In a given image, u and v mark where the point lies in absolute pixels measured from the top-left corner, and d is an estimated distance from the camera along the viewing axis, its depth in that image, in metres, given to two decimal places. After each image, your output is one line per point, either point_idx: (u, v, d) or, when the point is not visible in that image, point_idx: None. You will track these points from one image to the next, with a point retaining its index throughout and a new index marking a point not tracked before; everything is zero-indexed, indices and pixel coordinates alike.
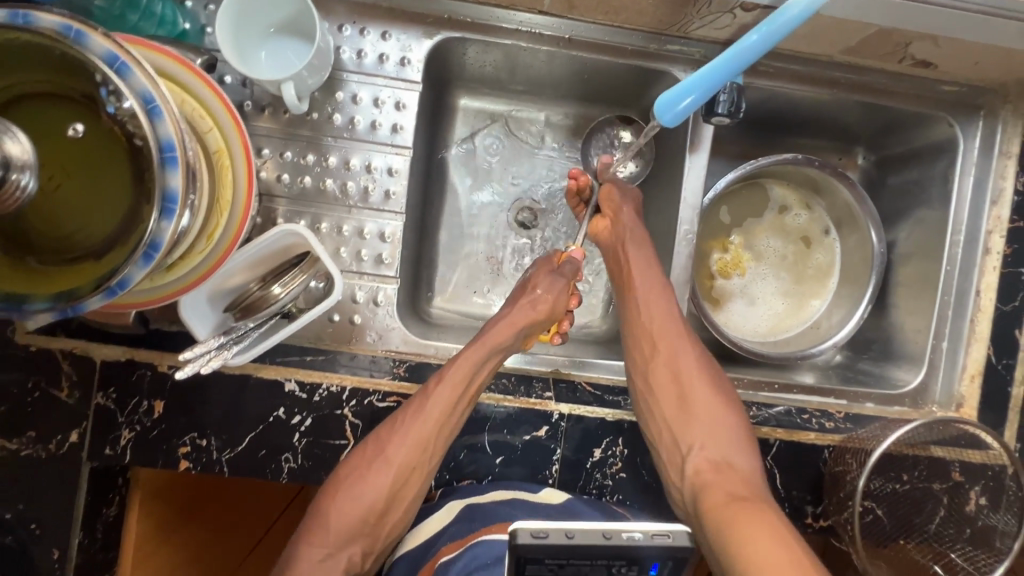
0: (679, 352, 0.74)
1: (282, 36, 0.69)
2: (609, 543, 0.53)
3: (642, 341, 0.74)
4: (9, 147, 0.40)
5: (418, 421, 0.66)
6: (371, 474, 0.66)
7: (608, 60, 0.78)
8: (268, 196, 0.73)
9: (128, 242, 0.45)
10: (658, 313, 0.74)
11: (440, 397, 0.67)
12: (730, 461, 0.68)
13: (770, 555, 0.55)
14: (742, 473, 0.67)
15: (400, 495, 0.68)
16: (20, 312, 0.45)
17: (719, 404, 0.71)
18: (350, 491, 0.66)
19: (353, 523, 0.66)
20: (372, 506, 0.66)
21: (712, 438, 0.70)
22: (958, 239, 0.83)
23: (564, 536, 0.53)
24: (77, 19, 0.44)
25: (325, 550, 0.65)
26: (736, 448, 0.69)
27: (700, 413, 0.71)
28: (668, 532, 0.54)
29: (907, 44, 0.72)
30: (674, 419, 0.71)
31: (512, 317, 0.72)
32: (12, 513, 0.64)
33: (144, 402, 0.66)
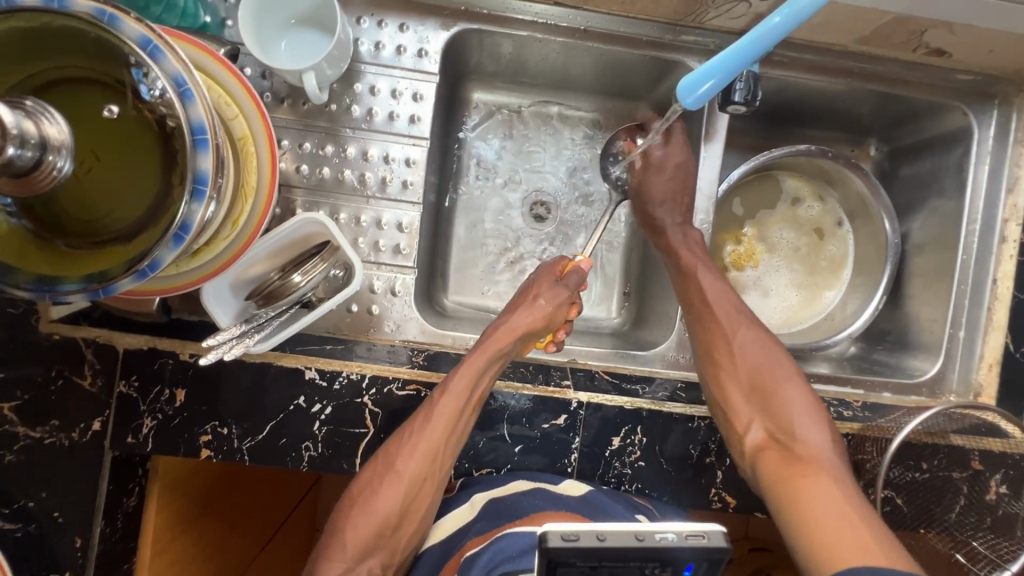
0: (738, 327, 0.75)
1: (302, 27, 0.70)
2: (642, 545, 0.49)
3: (700, 315, 0.76)
4: (47, 129, 0.41)
5: (426, 430, 0.66)
6: (383, 486, 0.65)
7: (622, 51, 0.78)
8: (286, 187, 0.73)
9: (160, 222, 0.46)
10: (716, 287, 0.77)
11: (444, 409, 0.66)
12: (794, 435, 0.68)
13: (834, 517, 0.58)
14: (805, 445, 0.67)
15: (413, 509, 0.67)
16: (52, 293, 0.45)
17: (781, 379, 0.72)
18: (368, 500, 0.65)
19: (371, 535, 0.65)
20: (389, 512, 0.65)
21: (774, 414, 0.71)
22: (974, 227, 0.83)
23: (595, 539, 0.50)
24: (112, 5, 0.45)
25: (344, 564, 0.63)
26: (802, 422, 0.69)
27: (761, 389, 0.72)
28: (703, 532, 0.51)
29: (923, 32, 0.72)
30: (734, 394, 0.72)
31: (512, 323, 0.72)
32: (35, 501, 0.64)
33: (166, 390, 0.67)
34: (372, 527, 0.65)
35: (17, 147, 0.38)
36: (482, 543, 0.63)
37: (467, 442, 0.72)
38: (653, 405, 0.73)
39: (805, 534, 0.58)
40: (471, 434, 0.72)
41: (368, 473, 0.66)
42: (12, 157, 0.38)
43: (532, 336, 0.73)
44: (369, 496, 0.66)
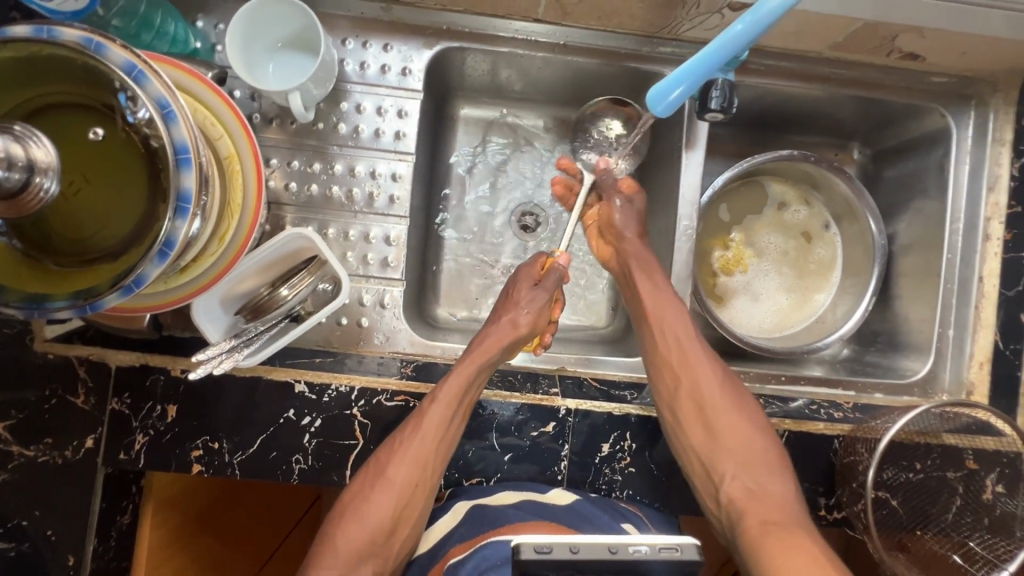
0: (700, 377, 0.74)
1: (289, 50, 0.72)
2: (615, 558, 0.51)
3: (662, 369, 0.75)
4: (35, 153, 0.42)
5: (415, 438, 0.66)
6: (374, 493, 0.66)
7: (603, 63, 0.80)
8: (276, 205, 0.75)
9: (145, 240, 0.47)
10: (676, 338, 0.75)
11: (433, 418, 0.67)
12: (763, 487, 0.68)
13: (804, 574, 0.57)
14: (775, 500, 0.66)
15: (406, 514, 0.67)
16: (41, 311, 0.46)
17: (747, 428, 0.71)
18: (356, 512, 0.66)
19: (363, 543, 0.65)
20: (381, 519, 0.66)
21: (743, 466, 0.69)
22: (957, 227, 0.84)
23: (569, 552, 0.51)
24: (97, 33, 0.47)
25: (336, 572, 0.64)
26: (770, 474, 0.69)
27: (729, 441, 0.71)
28: (678, 546, 0.52)
29: (894, 37, 0.74)
30: (702, 447, 0.71)
31: (490, 337, 0.73)
32: (28, 520, 0.65)
33: (157, 406, 0.68)
34: (367, 530, 0.65)
35: None
36: (467, 549, 0.67)
37: (456, 451, 0.73)
38: (642, 410, 0.74)
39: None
40: (460, 443, 0.73)
41: (361, 476, 0.67)
42: None
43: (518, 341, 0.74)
44: (362, 501, 0.66)
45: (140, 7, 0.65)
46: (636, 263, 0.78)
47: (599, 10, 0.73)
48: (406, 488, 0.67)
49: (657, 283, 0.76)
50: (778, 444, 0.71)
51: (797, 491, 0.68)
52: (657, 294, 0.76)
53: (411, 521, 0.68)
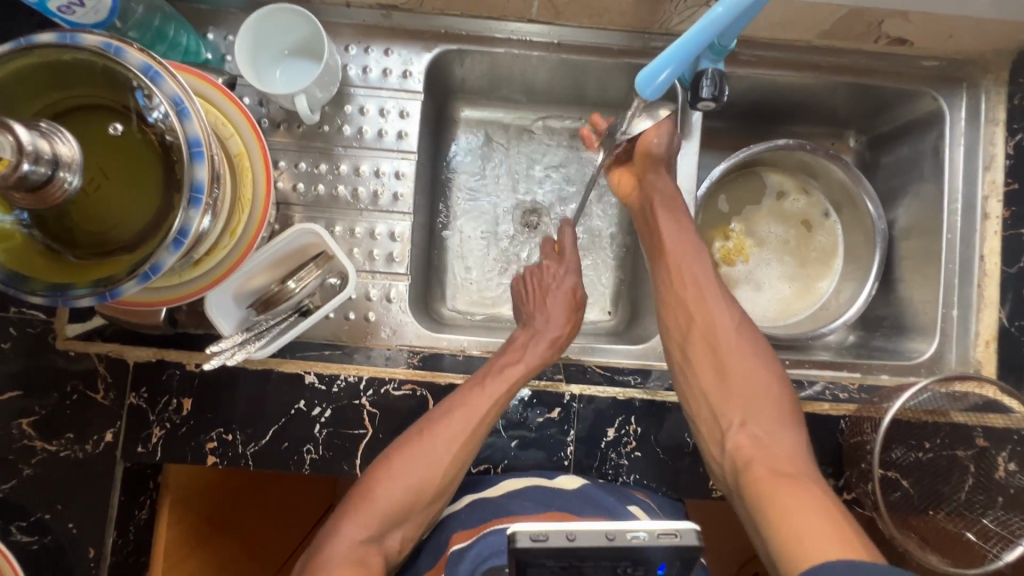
0: (718, 323, 0.73)
1: (294, 57, 0.75)
2: (613, 545, 0.50)
3: (677, 312, 0.75)
4: (60, 149, 0.45)
5: (468, 407, 0.68)
6: (414, 458, 0.66)
7: (597, 60, 0.82)
8: (285, 205, 0.78)
9: (160, 231, 0.50)
10: (694, 282, 0.75)
11: (495, 386, 0.70)
12: (772, 438, 0.67)
13: (814, 519, 0.56)
14: (783, 449, 0.66)
15: (445, 485, 0.68)
16: (64, 299, 0.49)
17: (761, 377, 0.71)
18: (395, 471, 0.66)
19: (398, 507, 0.65)
20: (423, 484, 0.66)
21: (754, 414, 0.69)
22: (956, 207, 0.84)
23: (565, 539, 0.50)
24: (116, 37, 0.50)
25: (366, 532, 0.64)
26: (779, 427, 0.68)
27: (742, 390, 0.70)
28: (676, 531, 0.51)
29: (880, 23, 0.76)
30: (712, 392, 0.71)
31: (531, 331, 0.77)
32: (51, 513, 0.67)
33: (173, 400, 0.70)
34: (406, 493, 0.65)
35: (32, 163, 0.43)
36: (469, 538, 0.67)
37: None
38: (644, 394, 0.75)
39: (783, 538, 0.56)
40: None
41: (401, 442, 0.68)
42: (27, 172, 0.43)
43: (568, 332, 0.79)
44: (400, 465, 0.66)
45: (155, 20, 0.69)
46: (664, 196, 0.78)
47: (591, 8, 0.76)
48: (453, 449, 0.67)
49: (681, 227, 0.76)
50: (791, 397, 0.71)
51: (804, 445, 0.68)
52: (680, 241, 0.76)
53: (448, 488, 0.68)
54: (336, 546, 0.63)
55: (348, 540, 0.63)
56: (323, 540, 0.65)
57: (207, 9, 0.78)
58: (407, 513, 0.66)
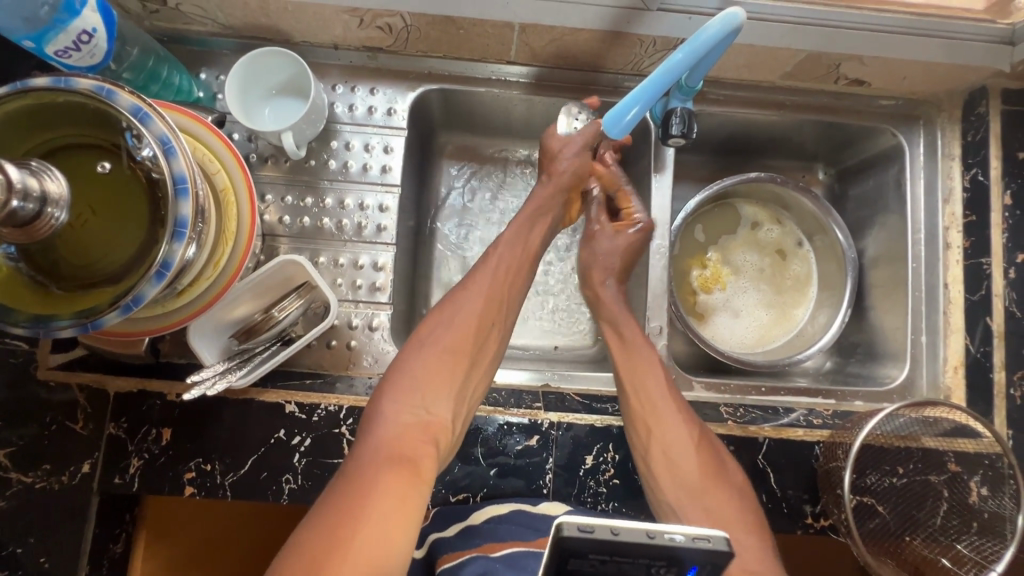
0: (671, 430, 0.72)
1: (282, 95, 0.79)
2: (652, 543, 0.48)
3: (635, 425, 0.73)
4: (49, 186, 0.47)
5: (484, 284, 0.76)
6: (450, 329, 0.72)
7: (573, 99, 0.87)
8: (271, 236, 0.80)
9: (145, 264, 0.52)
10: (646, 394, 0.75)
11: (507, 254, 0.79)
12: (741, 545, 0.65)
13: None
14: (753, 555, 0.65)
15: (483, 346, 0.74)
16: (46, 330, 0.50)
17: (718, 477, 0.70)
18: (435, 344, 0.71)
19: (441, 373, 0.69)
20: (458, 348, 0.71)
21: (718, 522, 0.68)
22: (919, 238, 0.87)
23: (610, 533, 0.49)
24: (108, 81, 0.52)
25: (412, 405, 0.67)
26: (745, 530, 0.67)
27: (702, 495, 0.70)
28: (709, 536, 0.50)
29: (838, 65, 0.81)
30: (679, 499, 0.70)
31: (541, 195, 0.83)
32: (22, 547, 0.66)
33: (153, 430, 0.70)
34: (444, 360, 0.70)
35: (21, 200, 0.45)
36: (456, 560, 0.70)
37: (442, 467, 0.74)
38: (623, 422, 0.75)
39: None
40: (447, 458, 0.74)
41: (430, 320, 0.74)
42: (15, 208, 0.45)
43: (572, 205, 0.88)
44: (437, 338, 0.72)
45: (149, 62, 0.72)
46: (607, 313, 0.84)
47: (566, 51, 0.80)
48: (483, 315, 0.75)
49: (626, 336, 0.80)
50: (750, 496, 0.71)
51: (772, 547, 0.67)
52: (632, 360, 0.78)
53: (490, 354, 0.74)
54: (387, 421, 0.65)
55: (397, 417, 0.65)
56: (362, 427, 0.65)
57: (201, 51, 0.81)
58: (456, 385, 0.70)
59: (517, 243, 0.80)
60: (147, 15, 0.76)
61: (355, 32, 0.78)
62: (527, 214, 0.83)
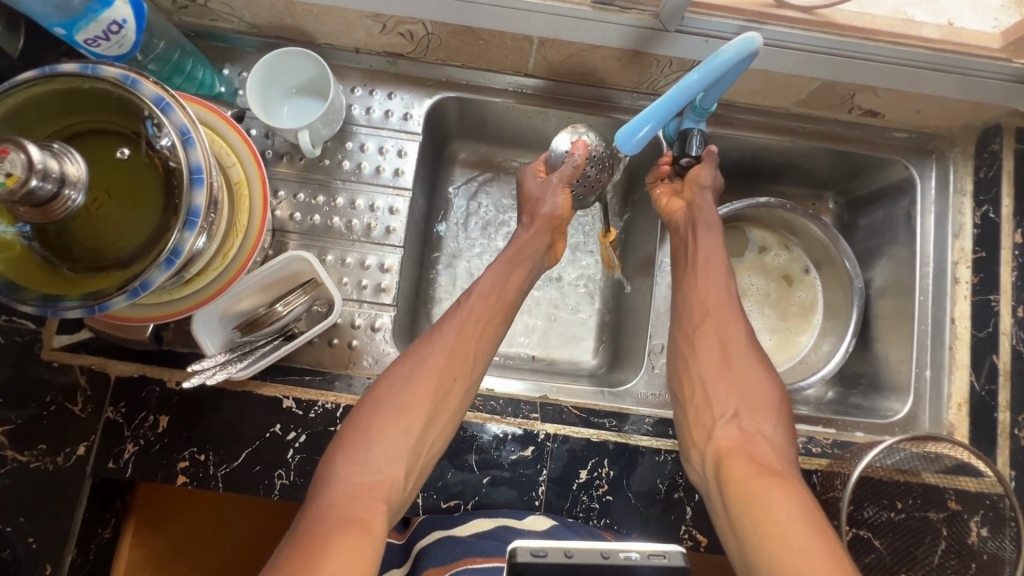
0: (728, 325, 0.75)
1: (302, 95, 0.80)
2: (607, 563, 0.50)
3: (694, 307, 0.77)
4: (68, 168, 0.48)
5: (450, 334, 0.73)
6: (411, 387, 0.68)
7: (588, 114, 0.87)
8: (281, 232, 0.81)
9: (154, 250, 0.53)
10: (711, 284, 0.78)
11: (479, 309, 0.76)
12: (759, 432, 0.67)
13: (788, 514, 0.57)
14: (770, 446, 0.65)
15: (444, 402, 0.69)
16: (53, 309, 0.51)
17: (760, 375, 0.71)
18: (391, 401, 0.67)
19: (396, 439, 0.65)
20: (417, 411, 0.67)
21: (746, 408, 0.69)
22: (928, 271, 0.87)
23: (564, 555, 0.51)
24: (134, 70, 0.54)
25: (363, 464, 0.63)
26: (772, 421, 0.68)
27: (738, 382, 0.71)
28: (664, 553, 0.52)
29: (852, 95, 0.82)
30: (710, 378, 0.72)
31: (520, 240, 0.83)
32: (12, 526, 0.66)
33: (150, 416, 0.70)
34: (399, 421, 0.66)
35: (40, 180, 0.46)
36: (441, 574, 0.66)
37: (436, 472, 0.73)
38: (619, 437, 0.75)
39: (764, 537, 0.56)
40: (441, 464, 0.73)
41: (388, 375, 0.70)
42: (34, 187, 0.45)
43: (556, 245, 0.87)
44: (393, 396, 0.68)
45: (174, 55, 0.74)
46: (700, 217, 0.80)
47: (583, 66, 0.81)
48: (444, 369, 0.70)
49: (716, 240, 0.80)
50: (786, 405, 0.70)
51: (793, 448, 0.67)
52: (710, 254, 0.79)
53: (454, 401, 0.70)
54: (338, 484, 0.61)
55: (348, 481, 0.62)
56: (313, 490, 0.62)
57: (225, 47, 0.83)
58: (410, 445, 0.66)
59: (491, 291, 0.78)
60: (176, 10, 0.78)
61: (377, 38, 0.80)
62: (506, 258, 0.81)
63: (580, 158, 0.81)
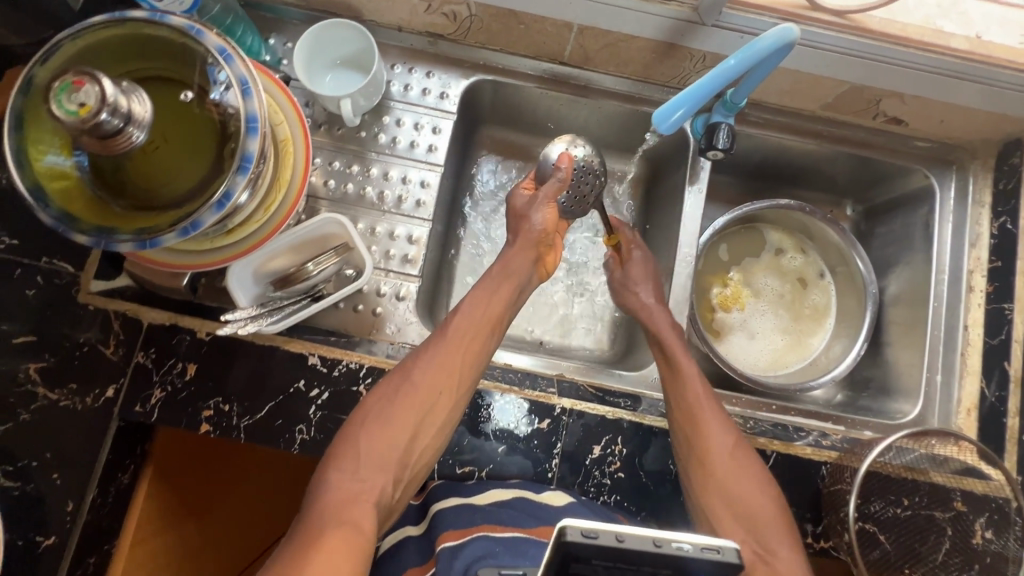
0: (715, 432, 0.72)
1: (345, 67, 0.83)
2: (660, 552, 0.48)
3: (679, 427, 0.73)
4: (135, 107, 0.50)
5: (441, 351, 0.70)
6: (400, 402, 0.67)
7: (618, 104, 0.90)
8: (313, 198, 0.83)
9: (207, 193, 0.55)
10: (690, 397, 0.74)
11: (472, 329, 0.73)
12: (771, 550, 0.66)
13: None
14: (783, 560, 0.65)
15: (433, 416, 0.68)
16: (106, 242, 0.54)
17: (756, 485, 0.69)
18: (380, 419, 0.66)
19: (385, 448, 0.65)
20: (407, 423, 0.66)
21: (750, 529, 0.68)
22: (943, 278, 0.89)
23: (615, 540, 0.48)
24: (198, 21, 0.56)
25: (354, 474, 0.63)
26: (780, 538, 0.66)
27: (737, 498, 0.69)
28: (719, 547, 0.50)
29: (878, 101, 0.84)
30: (714, 509, 0.69)
31: (508, 256, 0.81)
32: (38, 462, 0.66)
33: (179, 364, 0.72)
34: (388, 434, 0.66)
35: (109, 113, 0.47)
36: (460, 537, 0.67)
37: (452, 438, 0.75)
38: (633, 417, 0.76)
39: None
40: (458, 430, 0.75)
41: (381, 386, 0.69)
42: (102, 121, 0.47)
43: (544, 258, 0.85)
44: (384, 412, 0.67)
45: (227, 19, 0.77)
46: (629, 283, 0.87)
47: (618, 57, 0.84)
48: (436, 383, 0.69)
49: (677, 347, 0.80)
50: (783, 504, 0.69)
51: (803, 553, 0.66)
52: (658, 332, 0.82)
53: (446, 412, 0.69)
54: (328, 494, 0.61)
55: (338, 487, 0.62)
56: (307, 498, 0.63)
57: (272, 18, 0.86)
58: (399, 457, 0.66)
59: (483, 306, 0.75)
60: None
61: (421, 17, 0.83)
62: (495, 274, 0.79)
63: (565, 173, 0.79)
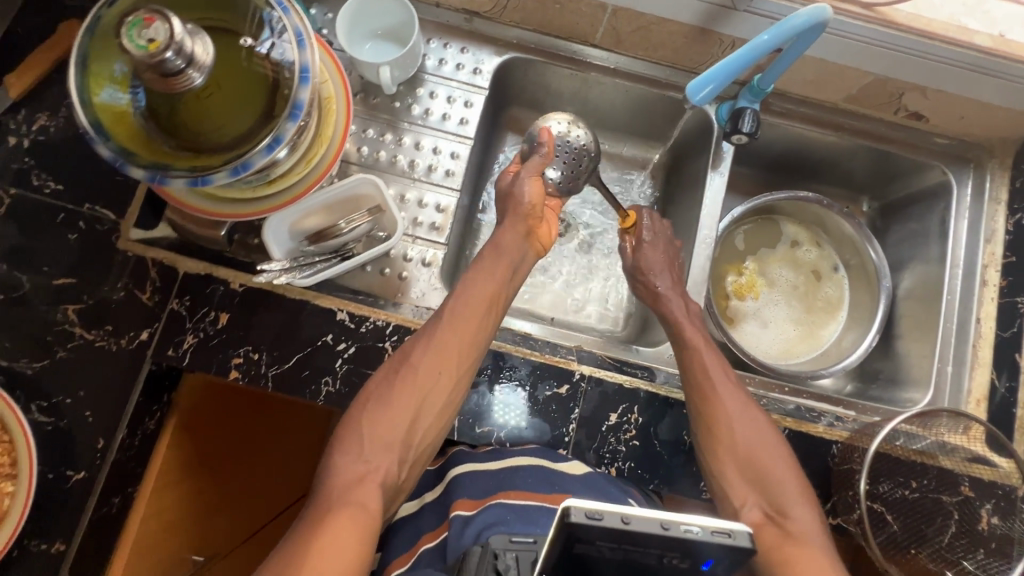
0: (725, 397, 0.73)
1: (383, 39, 0.86)
2: (667, 534, 0.46)
3: (691, 392, 0.75)
4: (197, 49, 0.52)
5: (441, 329, 0.71)
6: (402, 384, 0.68)
7: (646, 88, 0.92)
8: (346, 162, 0.85)
9: (258, 137, 0.57)
10: (702, 362, 0.76)
11: (470, 308, 0.73)
12: (783, 509, 0.67)
13: None
14: (795, 519, 0.65)
15: (434, 395, 0.68)
16: (161, 177, 0.56)
17: (768, 446, 0.70)
18: (382, 400, 0.67)
19: (388, 430, 0.66)
20: (409, 406, 0.67)
21: (762, 488, 0.69)
22: (957, 272, 0.90)
23: (620, 521, 0.46)
24: None
25: (359, 456, 0.64)
26: (793, 499, 0.67)
27: (748, 458, 0.70)
28: (729, 531, 0.47)
29: (901, 95, 0.87)
30: (726, 469, 0.71)
31: (503, 234, 0.81)
32: (71, 399, 0.71)
33: (211, 312, 0.74)
34: (389, 417, 0.66)
35: (174, 52, 0.49)
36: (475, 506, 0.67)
37: (472, 399, 0.76)
38: (649, 388, 0.78)
39: None
40: (478, 391, 0.76)
41: (384, 369, 0.70)
42: (166, 58, 0.49)
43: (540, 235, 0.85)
44: (385, 395, 0.67)
45: None
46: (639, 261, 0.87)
47: (649, 40, 0.86)
48: (437, 363, 0.69)
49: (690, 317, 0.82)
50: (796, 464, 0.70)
51: (817, 510, 0.67)
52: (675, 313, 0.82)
53: (449, 391, 0.70)
54: (335, 477, 0.62)
55: (345, 470, 0.63)
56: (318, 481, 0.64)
57: None
58: (401, 439, 0.66)
59: (480, 286, 0.75)
60: None
61: None
62: (489, 256, 0.79)
63: (546, 147, 0.82)
